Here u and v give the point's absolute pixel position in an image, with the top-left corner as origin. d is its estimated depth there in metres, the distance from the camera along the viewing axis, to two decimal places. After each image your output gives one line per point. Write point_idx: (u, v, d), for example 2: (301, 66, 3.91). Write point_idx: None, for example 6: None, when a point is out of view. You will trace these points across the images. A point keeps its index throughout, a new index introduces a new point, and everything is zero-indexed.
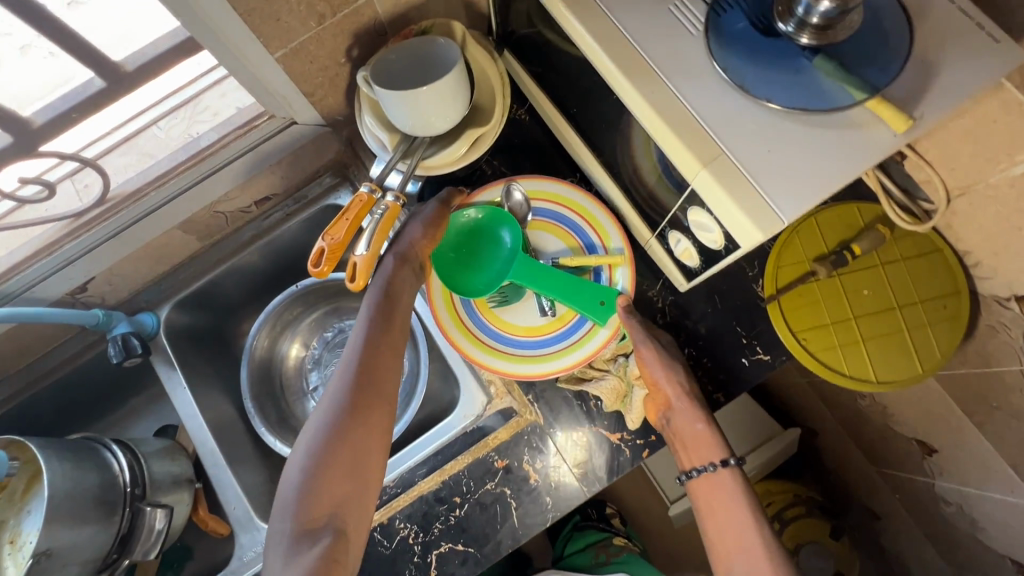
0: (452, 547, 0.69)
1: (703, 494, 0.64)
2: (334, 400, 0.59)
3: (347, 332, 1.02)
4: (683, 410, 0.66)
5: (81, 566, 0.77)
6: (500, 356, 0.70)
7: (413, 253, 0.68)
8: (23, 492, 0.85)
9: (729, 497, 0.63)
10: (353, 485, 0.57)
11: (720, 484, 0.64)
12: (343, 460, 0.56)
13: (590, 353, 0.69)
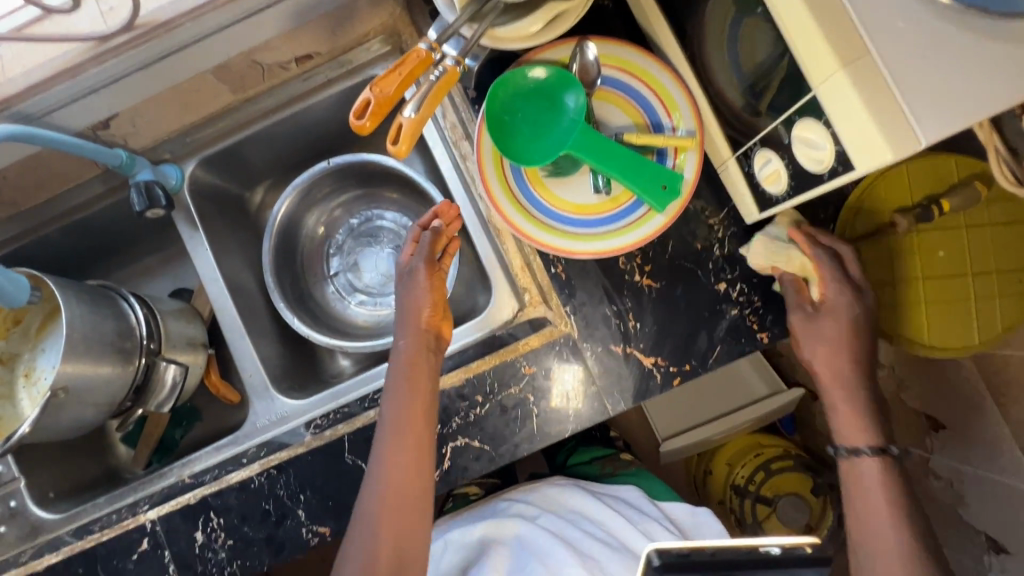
0: (468, 442, 0.69)
1: (858, 477, 0.65)
2: (371, 502, 0.63)
3: (374, 223, 0.99)
4: (852, 402, 0.65)
5: (96, 408, 0.77)
6: (543, 229, 0.64)
7: (419, 325, 0.68)
8: (38, 330, 0.84)
9: (872, 486, 0.64)
10: (404, 536, 0.63)
11: (868, 473, 0.65)
12: (388, 546, 0.62)
13: (640, 239, 0.63)
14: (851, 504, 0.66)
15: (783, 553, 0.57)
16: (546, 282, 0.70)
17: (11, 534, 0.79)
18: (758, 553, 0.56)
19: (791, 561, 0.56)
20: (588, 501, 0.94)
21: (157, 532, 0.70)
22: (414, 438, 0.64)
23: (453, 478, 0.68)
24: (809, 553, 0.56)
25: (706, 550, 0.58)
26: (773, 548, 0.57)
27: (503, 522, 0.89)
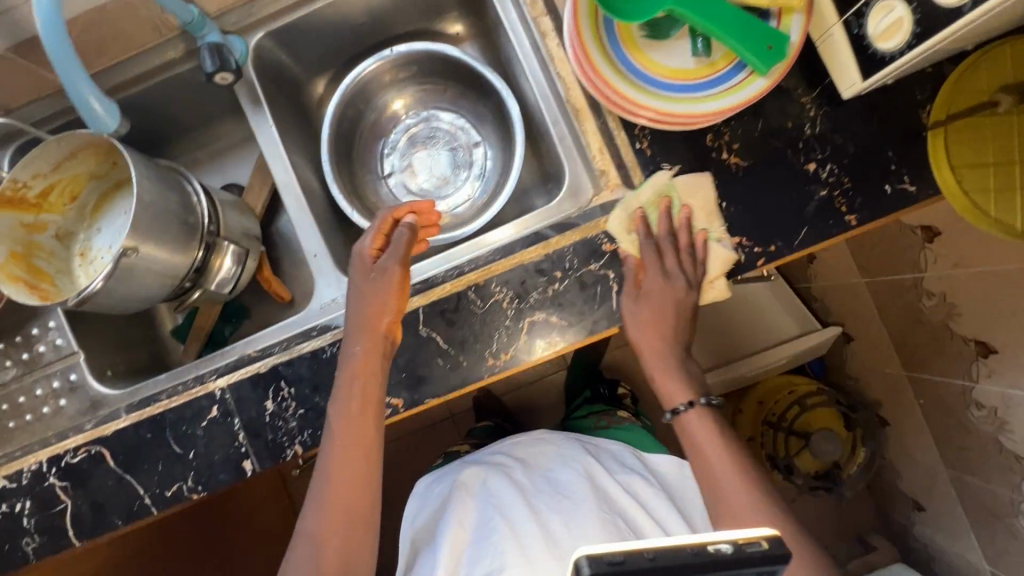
0: (546, 317, 0.68)
1: (687, 432, 0.69)
2: (321, 506, 0.62)
3: (430, 124, 0.98)
4: (664, 362, 0.69)
5: (159, 281, 0.76)
6: (637, 92, 0.62)
7: (371, 329, 0.65)
8: (95, 209, 0.83)
9: (712, 444, 0.68)
10: (349, 542, 0.61)
11: (695, 424, 0.69)
12: (335, 552, 0.60)
13: (739, 104, 0.61)
14: (693, 462, 0.69)
15: (736, 554, 0.41)
16: (630, 159, 0.69)
17: (71, 409, 0.78)
18: (702, 554, 0.40)
19: (743, 563, 0.40)
20: (567, 451, 0.95)
21: (227, 401, 0.70)
22: (359, 446, 0.63)
23: (532, 351, 0.68)
24: (764, 551, 0.41)
25: (645, 554, 0.40)
26: (724, 546, 0.41)
27: (475, 473, 0.90)
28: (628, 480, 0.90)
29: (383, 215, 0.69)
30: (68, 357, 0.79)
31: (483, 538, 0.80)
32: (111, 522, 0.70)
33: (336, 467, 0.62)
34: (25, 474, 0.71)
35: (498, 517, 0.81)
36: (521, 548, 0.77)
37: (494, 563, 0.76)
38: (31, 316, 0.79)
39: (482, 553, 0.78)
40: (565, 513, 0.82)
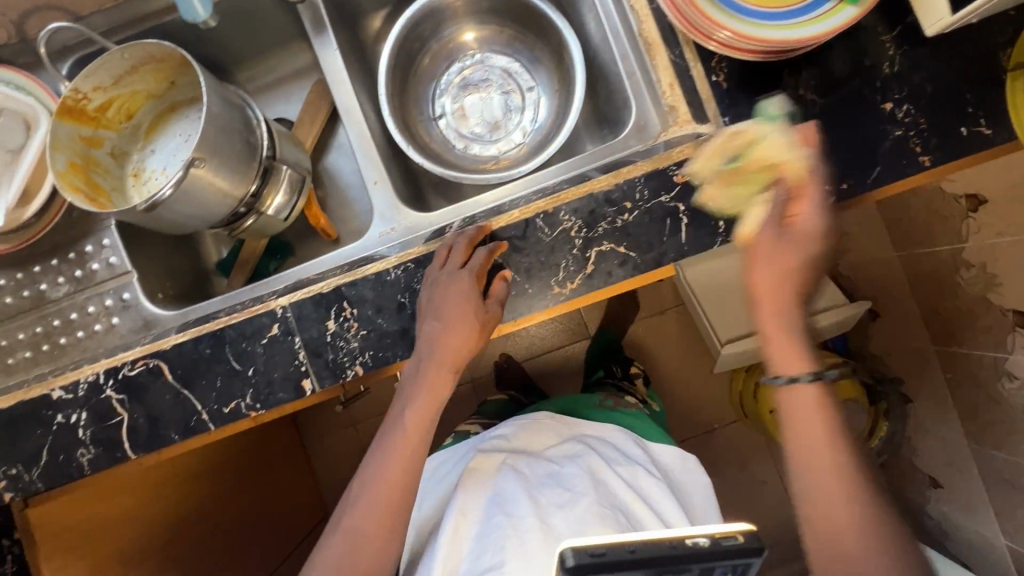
0: (614, 248, 0.68)
1: (791, 409, 0.58)
2: (360, 514, 0.68)
3: (484, 67, 0.97)
4: (782, 318, 0.59)
5: (218, 202, 0.75)
6: (722, 16, 0.63)
7: (433, 358, 0.66)
8: (149, 129, 0.82)
9: (817, 426, 0.57)
10: (378, 548, 0.68)
11: (806, 399, 0.58)
12: (367, 555, 0.67)
13: (823, 33, 0.61)
14: (790, 437, 0.59)
15: (710, 546, 0.50)
16: (705, 92, 0.69)
17: (123, 328, 0.77)
18: (678, 548, 0.50)
19: (720, 555, 0.49)
20: (569, 444, 0.93)
21: (288, 319, 0.69)
22: (415, 466, 0.70)
23: (598, 282, 0.68)
24: (739, 543, 0.50)
25: (627, 547, 0.51)
26: (700, 539, 0.51)
27: (478, 463, 0.89)
28: (629, 471, 0.89)
29: (472, 237, 0.67)
30: (121, 276, 0.78)
31: (484, 533, 0.79)
32: (167, 436, 0.69)
33: (382, 479, 0.69)
34: (82, 385, 0.70)
35: (501, 512, 0.80)
36: (522, 543, 0.76)
37: (495, 558, 0.75)
38: (85, 233, 0.78)
39: (483, 548, 0.78)
40: (563, 506, 0.81)
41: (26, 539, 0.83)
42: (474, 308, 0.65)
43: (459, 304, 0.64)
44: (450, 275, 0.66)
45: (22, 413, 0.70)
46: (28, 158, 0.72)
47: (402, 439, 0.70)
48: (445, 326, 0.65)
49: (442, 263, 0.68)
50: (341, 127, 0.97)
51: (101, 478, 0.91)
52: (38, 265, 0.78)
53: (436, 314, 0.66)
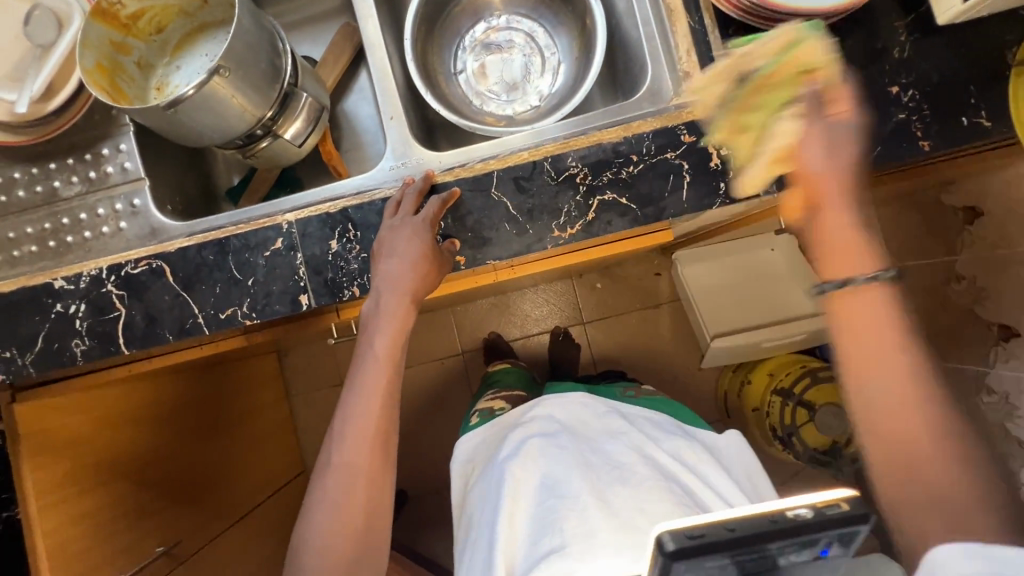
0: (616, 198, 0.70)
1: (845, 313, 0.54)
2: (353, 449, 0.71)
3: (507, 29, 1.00)
4: (844, 202, 0.56)
5: (237, 119, 0.76)
6: None
7: (406, 291, 0.69)
8: (177, 46, 0.84)
9: (886, 335, 0.53)
10: (373, 481, 0.71)
11: (865, 304, 0.54)
12: (360, 485, 0.71)
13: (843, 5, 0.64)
14: (842, 344, 0.55)
15: (816, 518, 0.39)
16: (720, 58, 0.71)
17: (130, 233, 0.79)
18: (779, 521, 0.39)
19: (827, 526, 0.39)
20: (610, 422, 0.95)
21: (292, 235, 0.71)
22: (391, 397, 0.73)
23: (599, 230, 0.69)
24: (845, 511, 0.39)
25: (726, 525, 0.40)
26: (801, 510, 0.40)
27: (524, 449, 0.90)
28: (673, 446, 0.91)
29: (422, 184, 0.70)
30: (134, 182, 0.79)
31: (540, 517, 0.82)
32: (161, 336, 0.71)
33: (370, 413, 0.72)
34: (84, 278, 0.72)
35: (554, 496, 0.82)
36: (584, 522, 0.78)
37: (556, 538, 0.77)
38: (103, 136, 0.79)
39: (543, 531, 0.80)
40: (619, 482, 0.83)
41: (9, 430, 0.84)
42: (430, 252, 0.68)
43: (414, 248, 0.67)
44: (403, 221, 0.68)
45: (22, 300, 0.72)
46: (56, 52, 0.73)
47: (373, 371, 0.72)
48: (401, 263, 0.67)
49: (394, 212, 0.70)
50: (362, 72, 0.99)
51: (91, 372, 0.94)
52: (54, 162, 0.79)
53: (408, 251, 0.67)
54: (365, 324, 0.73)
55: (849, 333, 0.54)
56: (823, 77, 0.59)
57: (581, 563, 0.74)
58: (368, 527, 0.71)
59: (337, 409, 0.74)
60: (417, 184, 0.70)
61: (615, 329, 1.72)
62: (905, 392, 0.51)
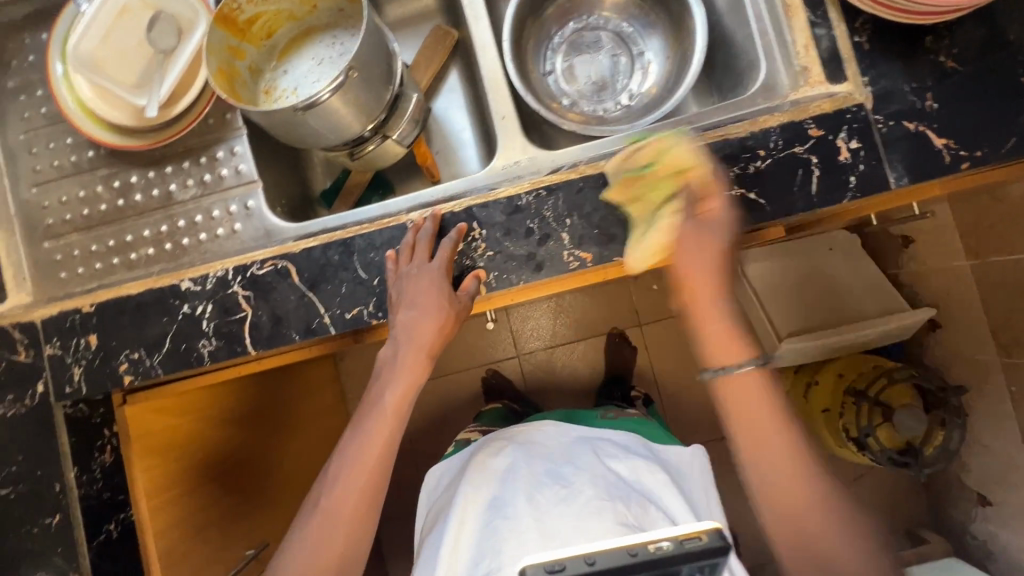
0: (745, 194, 0.69)
1: (739, 390, 0.64)
2: (337, 487, 0.71)
3: (594, 31, 1.00)
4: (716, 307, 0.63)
5: (353, 122, 0.77)
6: None
7: (401, 332, 0.70)
8: (284, 51, 0.85)
9: (760, 393, 0.64)
10: (357, 524, 0.71)
11: (747, 388, 0.64)
12: (339, 529, 0.70)
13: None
14: (732, 415, 0.66)
15: (675, 549, 0.51)
16: (846, 52, 0.71)
17: (244, 234, 0.79)
18: (639, 554, 0.51)
19: (682, 556, 0.51)
20: (572, 445, 0.95)
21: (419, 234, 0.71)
22: (391, 448, 0.72)
23: (728, 225, 0.69)
24: (703, 543, 0.52)
25: (589, 559, 0.52)
26: (665, 543, 0.52)
27: (478, 474, 0.91)
28: (629, 466, 0.91)
29: (432, 225, 0.71)
30: (247, 185, 0.80)
31: (483, 539, 0.81)
32: (288, 336, 0.71)
33: (361, 458, 0.71)
34: (211, 279, 0.72)
35: (498, 516, 0.82)
36: (520, 543, 0.78)
37: (493, 560, 0.77)
38: (217, 139, 0.80)
39: (484, 552, 0.79)
40: (563, 501, 0.82)
41: (124, 434, 0.79)
42: (445, 300, 0.70)
43: (433, 299, 0.69)
44: (419, 269, 0.69)
45: (151, 301, 0.72)
46: (180, 58, 0.76)
47: (380, 418, 0.72)
48: (420, 313, 0.69)
49: (409, 257, 0.70)
50: (452, 73, 0.99)
51: (189, 380, 0.83)
52: (170, 165, 0.80)
53: (414, 297, 0.68)
54: (379, 371, 0.74)
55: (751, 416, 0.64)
56: (695, 175, 0.64)
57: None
58: (344, 564, 0.70)
59: (336, 454, 0.73)
60: (428, 227, 0.71)
61: (672, 331, 1.71)
62: (792, 469, 0.64)
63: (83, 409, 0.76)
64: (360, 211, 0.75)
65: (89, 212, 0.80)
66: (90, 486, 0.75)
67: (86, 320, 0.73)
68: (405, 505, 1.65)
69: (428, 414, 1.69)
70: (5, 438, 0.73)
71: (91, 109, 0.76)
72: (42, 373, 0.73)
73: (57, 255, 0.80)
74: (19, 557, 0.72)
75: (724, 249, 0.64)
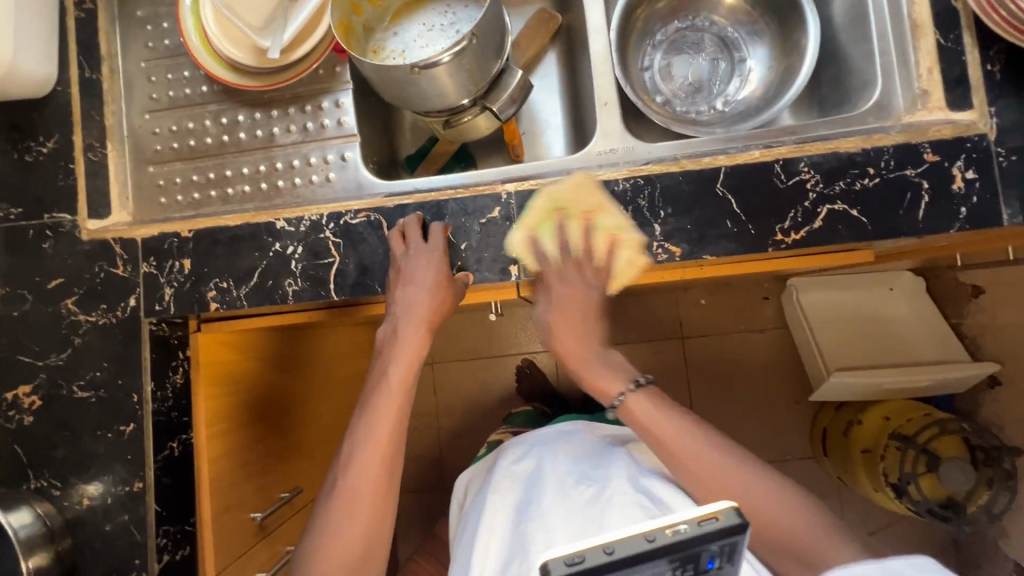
0: (846, 210, 0.68)
1: (633, 416, 0.72)
2: (350, 469, 0.70)
3: (697, 32, 0.99)
4: (590, 368, 0.75)
5: (460, 89, 0.79)
6: None
7: (408, 309, 0.72)
8: (396, 15, 0.87)
9: (655, 409, 0.71)
10: (378, 506, 0.70)
11: (642, 405, 0.72)
12: (360, 511, 0.69)
13: None
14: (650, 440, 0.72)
15: (693, 532, 0.44)
16: (975, 79, 0.69)
17: (338, 184, 0.82)
18: (657, 540, 0.44)
19: (702, 540, 0.44)
20: (599, 445, 0.87)
21: (510, 206, 0.72)
22: (400, 423, 0.72)
23: (825, 239, 0.68)
24: (720, 524, 0.44)
25: (606, 548, 0.44)
26: (682, 526, 0.45)
27: (503, 476, 0.85)
28: (661, 462, 0.80)
29: (420, 216, 0.73)
30: (347, 138, 0.82)
31: (512, 542, 0.74)
32: (372, 287, 0.73)
33: (373, 436, 0.71)
34: (304, 222, 0.74)
35: (525, 518, 0.75)
36: (550, 541, 0.70)
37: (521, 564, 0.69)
38: (324, 90, 0.83)
39: (512, 555, 0.72)
40: (590, 500, 0.74)
41: (194, 360, 0.81)
42: (441, 283, 0.71)
43: (427, 281, 0.70)
44: (413, 252, 0.71)
45: (245, 234, 0.75)
46: (306, 6, 0.79)
47: (386, 394, 0.73)
48: (418, 290, 0.71)
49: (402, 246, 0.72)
50: (550, 56, 1.00)
51: (253, 317, 0.82)
52: (277, 109, 0.83)
53: (416, 281, 0.70)
54: (380, 353, 0.76)
55: (641, 432, 0.71)
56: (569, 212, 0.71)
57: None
58: (370, 547, 0.69)
59: (348, 439, 0.73)
60: (418, 217, 0.72)
61: (714, 349, 1.68)
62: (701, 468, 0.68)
63: (166, 328, 0.79)
64: (453, 177, 0.77)
65: (195, 143, 0.84)
66: (161, 403, 0.77)
67: (183, 244, 0.76)
68: (424, 480, 1.67)
69: (458, 394, 1.70)
70: (94, 343, 0.77)
71: (218, 48, 0.80)
72: (136, 288, 0.76)
73: (159, 180, 0.83)
74: (90, 458, 0.76)
75: (582, 297, 0.74)
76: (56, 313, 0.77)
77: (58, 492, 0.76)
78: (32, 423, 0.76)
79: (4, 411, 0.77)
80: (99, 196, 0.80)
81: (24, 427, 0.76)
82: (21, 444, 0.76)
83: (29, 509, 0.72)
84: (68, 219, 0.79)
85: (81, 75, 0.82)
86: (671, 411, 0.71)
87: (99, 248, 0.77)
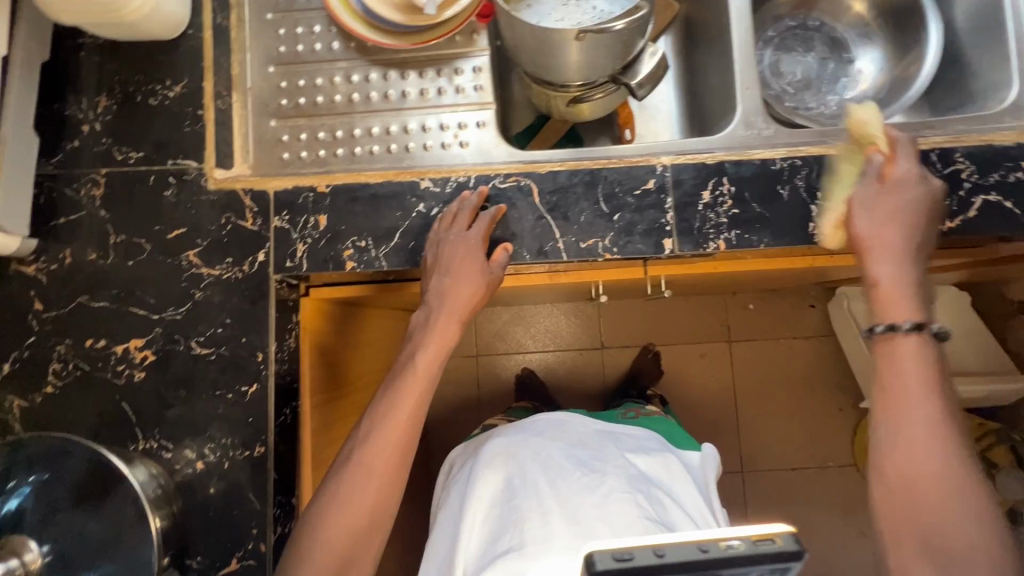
0: (1000, 201, 0.70)
1: (894, 355, 0.57)
2: (362, 450, 0.65)
3: (807, 32, 1.01)
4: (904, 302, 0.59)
5: (606, 62, 0.78)
6: None
7: (438, 290, 0.69)
8: None
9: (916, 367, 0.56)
10: (383, 494, 0.64)
11: (909, 353, 0.57)
12: (363, 495, 0.63)
13: None
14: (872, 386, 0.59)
15: (747, 550, 0.41)
16: None
17: (472, 150, 0.79)
18: (710, 551, 0.41)
19: (755, 560, 0.41)
20: (593, 433, 0.83)
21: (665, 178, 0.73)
22: (420, 412, 0.67)
23: (981, 228, 0.69)
24: (778, 547, 0.41)
25: (655, 550, 0.42)
26: (736, 542, 0.42)
27: (494, 445, 0.80)
28: (650, 462, 0.79)
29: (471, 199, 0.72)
30: (483, 105, 0.80)
31: (502, 517, 0.72)
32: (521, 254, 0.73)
33: (390, 423, 0.66)
34: (450, 183, 0.74)
35: (515, 496, 0.73)
36: (544, 525, 0.69)
37: (512, 540, 0.69)
38: (462, 55, 0.81)
39: (501, 530, 0.71)
40: (586, 488, 0.73)
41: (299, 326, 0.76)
42: (475, 270, 0.69)
43: (463, 264, 0.69)
44: (457, 236, 0.70)
45: (386, 193, 0.73)
46: None
47: (410, 380, 0.67)
48: (453, 278, 0.69)
49: (449, 224, 0.71)
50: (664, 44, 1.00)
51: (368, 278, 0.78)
52: (411, 72, 0.81)
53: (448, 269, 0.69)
54: (410, 334, 0.71)
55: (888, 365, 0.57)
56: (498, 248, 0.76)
57: (534, 567, 0.66)
58: (369, 531, 0.64)
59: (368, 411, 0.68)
60: (472, 199, 0.72)
61: None
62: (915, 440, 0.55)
63: (287, 289, 0.75)
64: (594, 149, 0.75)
65: (322, 100, 0.80)
66: (282, 366, 0.74)
67: (319, 200, 0.73)
68: None
69: None
70: (216, 298, 0.73)
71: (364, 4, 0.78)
72: (265, 243, 0.73)
73: (283, 135, 0.79)
74: (205, 420, 0.72)
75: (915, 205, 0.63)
76: (176, 265, 0.73)
77: (169, 454, 0.71)
78: (144, 380, 0.72)
79: (113, 365, 0.72)
80: (225, 146, 0.77)
81: (134, 384, 0.72)
82: (129, 402, 0.71)
83: (145, 469, 0.69)
84: (194, 167, 0.75)
85: (213, 21, 0.79)
86: (935, 396, 0.55)
87: (228, 199, 0.74)
